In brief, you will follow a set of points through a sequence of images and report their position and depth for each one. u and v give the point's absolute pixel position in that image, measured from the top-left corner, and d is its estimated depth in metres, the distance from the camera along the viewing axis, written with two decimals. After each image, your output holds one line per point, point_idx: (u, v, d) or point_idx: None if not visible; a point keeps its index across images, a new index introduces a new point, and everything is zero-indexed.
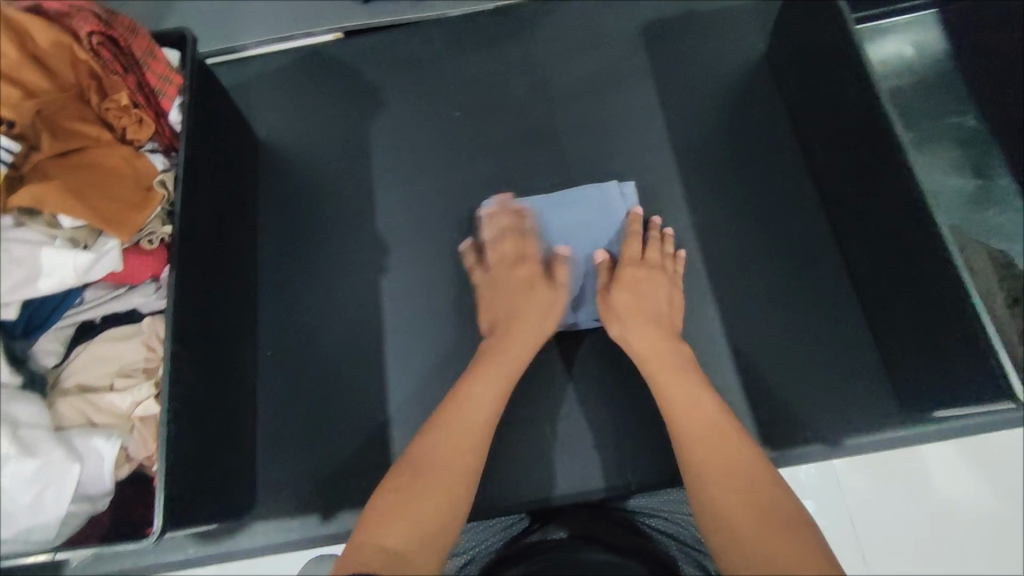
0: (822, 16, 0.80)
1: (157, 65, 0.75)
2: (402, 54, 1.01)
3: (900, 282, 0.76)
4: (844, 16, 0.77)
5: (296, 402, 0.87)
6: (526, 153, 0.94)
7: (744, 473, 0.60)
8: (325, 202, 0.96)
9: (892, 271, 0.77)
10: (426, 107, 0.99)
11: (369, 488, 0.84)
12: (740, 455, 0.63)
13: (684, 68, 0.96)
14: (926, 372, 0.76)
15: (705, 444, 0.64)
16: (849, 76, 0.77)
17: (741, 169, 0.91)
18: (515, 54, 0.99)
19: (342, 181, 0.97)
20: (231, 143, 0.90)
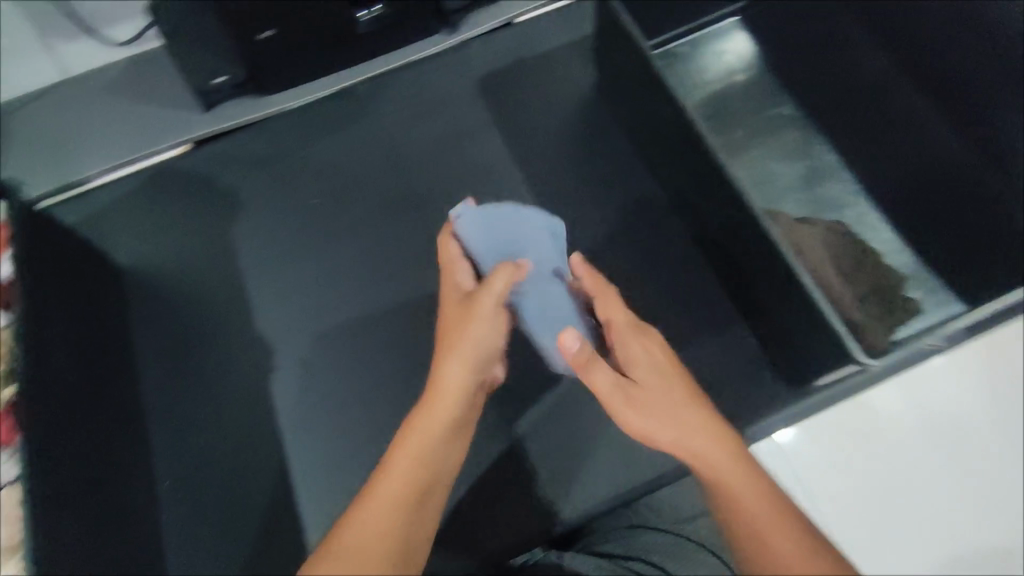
0: (626, 46, 0.86)
1: None
2: (255, 155, 1.03)
3: (751, 274, 0.84)
4: (640, 43, 0.82)
5: (206, 525, 0.84)
6: (393, 224, 0.98)
7: (747, 490, 0.57)
8: (202, 315, 0.95)
9: (743, 264, 0.85)
10: (288, 200, 1.01)
11: None
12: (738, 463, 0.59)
13: (524, 113, 1.02)
14: (795, 347, 0.83)
15: (701, 464, 0.60)
16: (659, 96, 0.83)
17: (594, 195, 0.97)
18: (364, 134, 1.03)
19: (217, 290, 0.96)
20: (83, 280, 0.87)
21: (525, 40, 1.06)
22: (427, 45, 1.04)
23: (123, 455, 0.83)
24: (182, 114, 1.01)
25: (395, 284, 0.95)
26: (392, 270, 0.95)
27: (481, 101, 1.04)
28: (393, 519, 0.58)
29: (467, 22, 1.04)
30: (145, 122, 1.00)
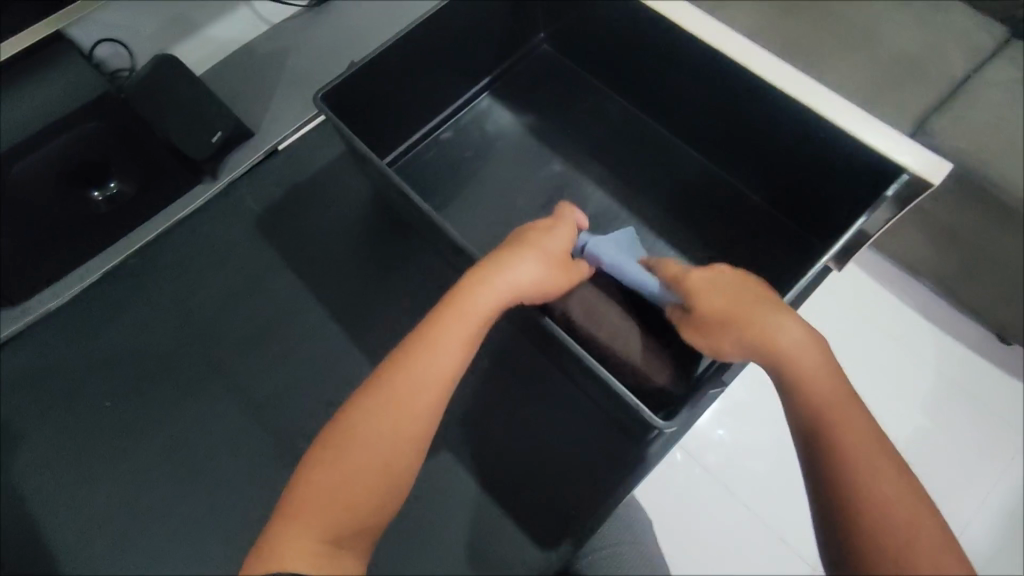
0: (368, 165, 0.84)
1: None
2: (18, 374, 0.91)
3: (555, 357, 0.84)
4: (373, 161, 0.77)
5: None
6: (200, 402, 0.89)
7: (846, 425, 0.48)
8: None
9: (547, 351, 0.84)
10: (70, 413, 0.89)
11: None
12: (829, 371, 0.53)
13: (308, 241, 0.98)
14: (620, 412, 0.83)
15: (795, 356, 0.54)
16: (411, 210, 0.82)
17: (401, 304, 0.94)
18: (142, 312, 0.94)
19: (11, 544, 0.83)
20: None
21: (294, 162, 1.03)
22: (192, 197, 0.99)
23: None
24: None
25: (217, 466, 0.86)
26: (211, 452, 0.87)
27: (263, 238, 0.98)
28: (374, 464, 0.54)
29: (226, 161, 1.00)
30: None
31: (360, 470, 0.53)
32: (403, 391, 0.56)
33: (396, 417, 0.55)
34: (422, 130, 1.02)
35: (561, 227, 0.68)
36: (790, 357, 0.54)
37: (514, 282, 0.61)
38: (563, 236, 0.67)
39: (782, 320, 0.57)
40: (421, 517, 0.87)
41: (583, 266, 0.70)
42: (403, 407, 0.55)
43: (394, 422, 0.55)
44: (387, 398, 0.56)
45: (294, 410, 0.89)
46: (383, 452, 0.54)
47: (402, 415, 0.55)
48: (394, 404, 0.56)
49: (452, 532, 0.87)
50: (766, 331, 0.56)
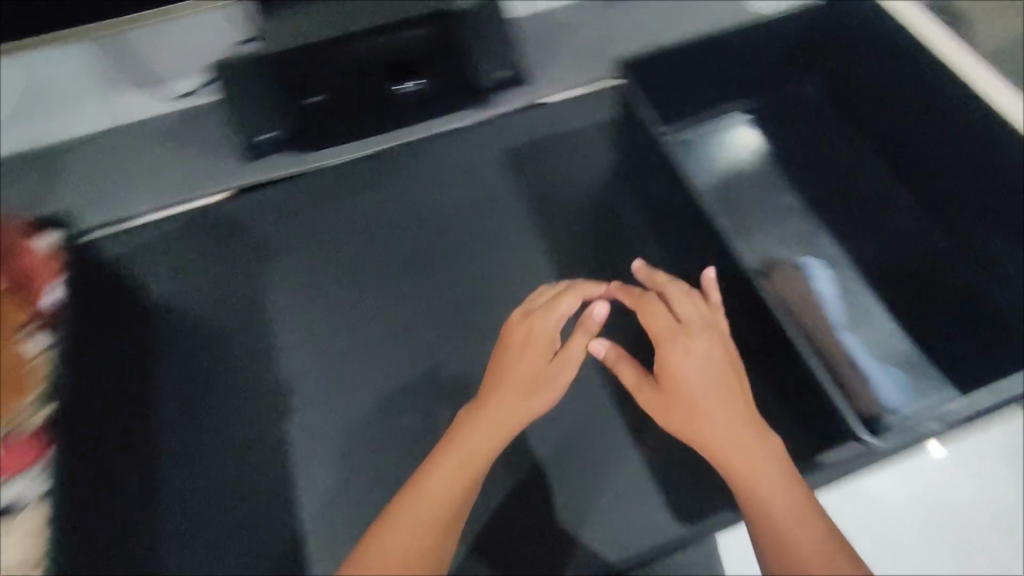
0: None
1: (37, 265, 0.95)
2: (289, 203, 1.07)
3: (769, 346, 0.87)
4: None
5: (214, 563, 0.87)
6: (416, 281, 1.03)
7: (803, 534, 0.63)
8: (225, 353, 0.98)
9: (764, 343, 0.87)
10: (318, 248, 1.05)
11: None
12: (765, 456, 0.69)
13: (546, 188, 1.09)
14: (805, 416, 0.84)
15: (720, 454, 0.69)
16: None
17: (609, 268, 1.02)
18: (396, 193, 1.09)
19: (241, 331, 0.99)
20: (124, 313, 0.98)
21: (556, 116, 1.13)
22: (461, 116, 1.10)
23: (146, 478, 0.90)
24: (225, 164, 1.07)
25: (413, 337, 0.98)
26: (412, 324, 0.99)
27: (510, 172, 1.10)
28: (415, 538, 0.67)
29: (506, 96, 1.11)
30: (195, 172, 1.06)
31: (407, 534, 0.67)
32: (423, 501, 0.69)
33: (434, 505, 0.69)
34: (695, 121, 1.09)
35: (562, 303, 0.83)
36: (726, 456, 0.69)
37: (512, 404, 0.75)
38: (541, 338, 0.81)
39: (761, 446, 0.69)
40: (567, 456, 0.92)
41: (567, 367, 0.79)
42: (412, 503, 0.69)
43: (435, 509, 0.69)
44: (428, 489, 0.70)
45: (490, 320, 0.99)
46: (421, 522, 0.68)
47: (437, 499, 0.70)
48: (425, 496, 0.70)
49: (593, 482, 0.90)
50: (707, 436, 0.70)
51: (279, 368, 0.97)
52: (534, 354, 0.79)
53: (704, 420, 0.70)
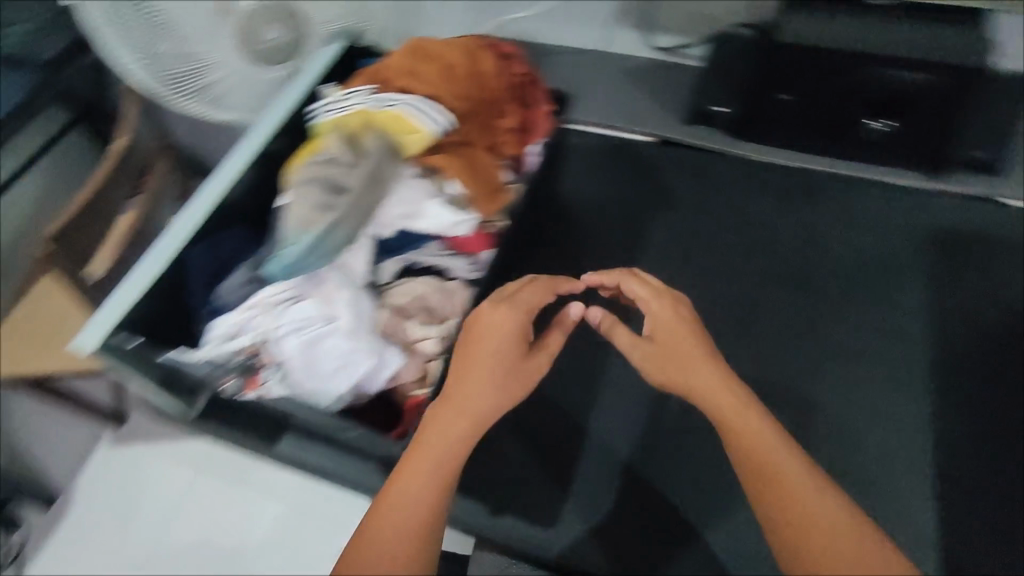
0: None
1: (540, 110, 0.94)
2: (703, 170, 1.15)
3: None
4: None
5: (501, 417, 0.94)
6: (780, 295, 1.04)
7: None
8: (591, 255, 1.08)
9: None
10: (708, 218, 1.11)
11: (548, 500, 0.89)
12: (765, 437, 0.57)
13: (953, 285, 1.02)
14: None
15: (755, 447, 0.57)
16: None
17: (977, 393, 0.94)
18: (800, 210, 1.10)
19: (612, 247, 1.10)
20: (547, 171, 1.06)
21: (1003, 222, 1.04)
22: (897, 174, 1.09)
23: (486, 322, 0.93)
24: (667, 117, 1.19)
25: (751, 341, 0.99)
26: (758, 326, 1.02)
27: (923, 248, 1.05)
28: (428, 493, 0.54)
29: (957, 177, 1.07)
30: (641, 111, 1.20)
31: (418, 501, 0.53)
32: (416, 480, 0.55)
33: (433, 499, 0.54)
34: None
35: (484, 313, 0.66)
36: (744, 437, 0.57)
37: (473, 408, 0.60)
38: (484, 325, 0.65)
39: (806, 491, 0.54)
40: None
41: (544, 359, 0.66)
42: (437, 453, 0.57)
43: (404, 516, 0.52)
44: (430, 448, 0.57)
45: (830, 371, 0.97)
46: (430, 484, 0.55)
47: (437, 493, 0.54)
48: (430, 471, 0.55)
49: None
50: (697, 396, 0.62)
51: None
52: (490, 339, 0.64)
53: (666, 370, 0.64)
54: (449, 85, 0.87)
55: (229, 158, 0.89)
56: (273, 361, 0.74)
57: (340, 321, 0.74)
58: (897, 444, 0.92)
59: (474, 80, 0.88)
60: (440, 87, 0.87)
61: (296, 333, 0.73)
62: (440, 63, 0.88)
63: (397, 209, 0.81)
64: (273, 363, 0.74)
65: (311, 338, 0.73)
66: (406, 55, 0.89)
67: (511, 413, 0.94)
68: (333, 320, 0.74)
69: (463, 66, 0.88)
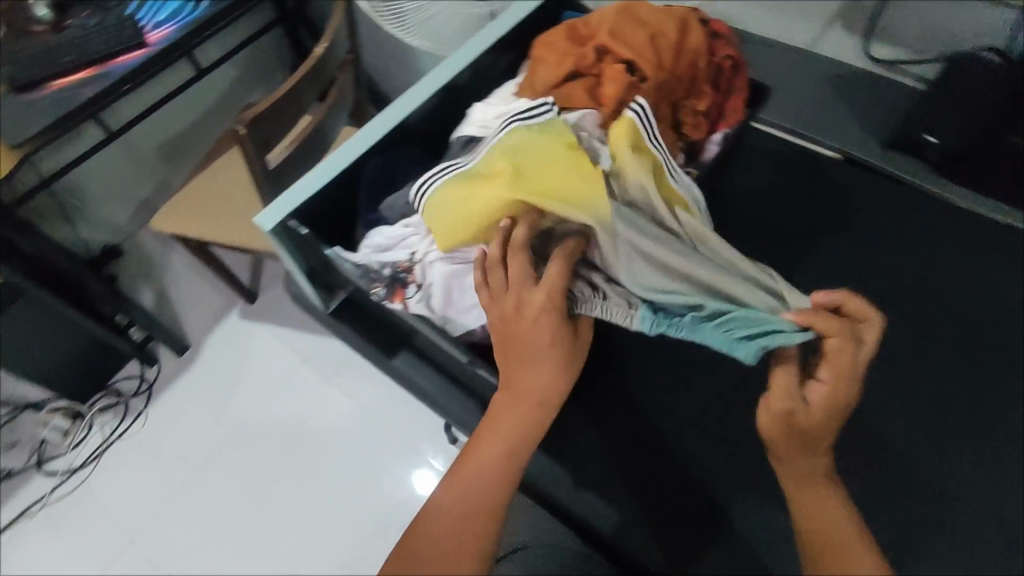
0: None
1: (735, 101, 0.89)
2: (886, 202, 1.06)
3: None
4: None
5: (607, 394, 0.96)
6: (938, 353, 0.96)
7: None
8: (739, 259, 1.04)
9: None
10: (879, 253, 1.02)
11: (631, 482, 0.92)
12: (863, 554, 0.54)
13: None
14: None
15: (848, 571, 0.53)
16: None
17: None
18: (985, 272, 1.00)
19: (763, 256, 1.04)
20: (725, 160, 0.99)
21: None
22: None
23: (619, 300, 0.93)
24: (865, 134, 1.10)
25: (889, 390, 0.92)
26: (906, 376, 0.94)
27: None
28: (477, 486, 0.60)
29: None
30: (833, 120, 1.11)
31: (476, 485, 0.60)
32: (483, 466, 0.61)
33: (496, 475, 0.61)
34: None
35: (513, 267, 0.65)
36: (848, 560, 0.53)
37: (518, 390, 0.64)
38: (513, 284, 0.64)
39: (823, 514, 0.57)
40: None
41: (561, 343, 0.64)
42: (486, 457, 0.62)
43: (471, 494, 0.59)
44: (485, 449, 0.63)
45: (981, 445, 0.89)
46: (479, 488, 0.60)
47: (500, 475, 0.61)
48: (476, 471, 0.61)
49: None
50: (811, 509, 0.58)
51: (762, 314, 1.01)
52: (552, 323, 0.63)
53: (785, 460, 0.60)
54: (650, 50, 0.83)
55: (421, 82, 0.93)
56: (420, 281, 0.76)
57: None
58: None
59: (675, 52, 0.84)
60: (641, 51, 0.83)
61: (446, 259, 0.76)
62: (647, 29, 0.85)
63: None
64: (417, 283, 0.76)
65: (460, 268, 0.75)
66: (614, 14, 0.87)
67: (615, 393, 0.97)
68: None
69: (670, 35, 0.84)
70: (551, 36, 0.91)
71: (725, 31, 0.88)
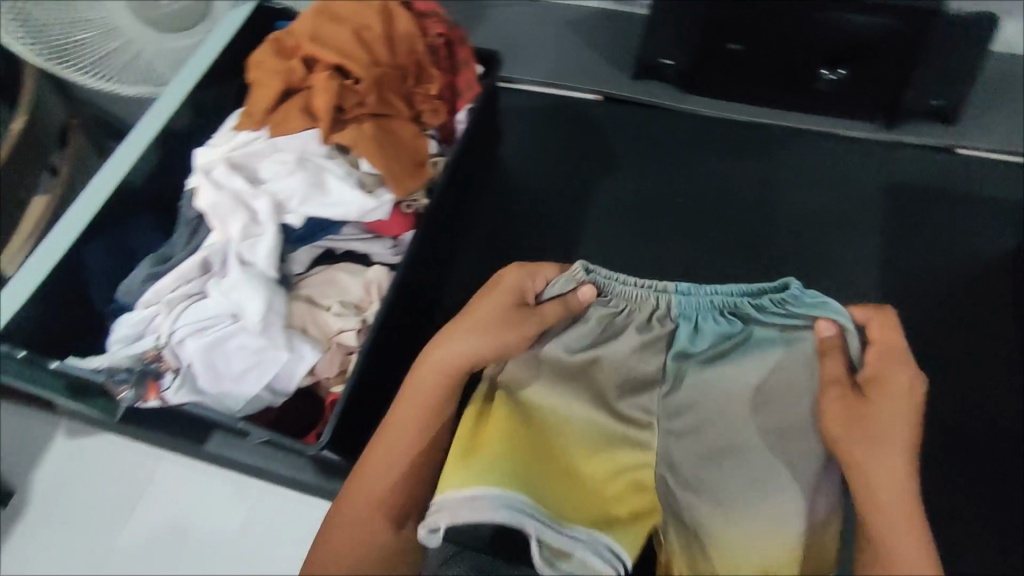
0: None
1: (467, 73, 0.87)
2: (649, 129, 1.09)
3: None
4: None
5: None
6: (733, 254, 0.98)
7: None
8: (534, 223, 1.02)
9: None
10: (656, 179, 1.05)
11: None
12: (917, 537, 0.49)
13: (917, 236, 0.96)
14: None
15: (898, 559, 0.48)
16: None
17: (942, 348, 0.89)
18: (751, 166, 1.04)
19: (556, 214, 1.03)
20: (486, 132, 0.97)
21: (961, 171, 1.00)
22: (855, 125, 1.04)
23: (422, 310, 0.88)
24: (613, 72, 1.12)
25: None
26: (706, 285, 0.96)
27: (881, 200, 0.99)
28: (405, 465, 0.56)
29: (913, 123, 1.02)
30: (584, 64, 1.13)
31: (405, 452, 0.56)
32: (415, 423, 0.57)
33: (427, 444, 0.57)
34: None
35: (507, 277, 0.62)
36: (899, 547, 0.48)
37: (477, 332, 0.58)
38: (490, 299, 0.60)
39: (883, 485, 0.50)
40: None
41: (530, 325, 0.59)
42: (405, 438, 0.56)
43: (396, 463, 0.56)
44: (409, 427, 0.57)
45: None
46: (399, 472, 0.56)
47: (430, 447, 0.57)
48: (392, 455, 0.56)
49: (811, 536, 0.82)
50: (871, 468, 0.50)
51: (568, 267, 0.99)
52: (496, 297, 0.60)
53: (873, 444, 0.51)
54: (356, 49, 0.78)
55: (126, 138, 0.80)
56: (176, 367, 0.68)
57: (256, 322, 0.68)
58: None
59: (383, 42, 0.80)
60: (347, 51, 0.78)
61: (196, 334, 0.68)
62: (349, 25, 0.79)
63: (309, 192, 0.71)
64: (174, 370, 0.68)
65: (213, 338, 0.68)
66: (310, 16, 0.80)
67: None
68: (238, 317, 0.69)
69: (375, 26, 0.80)
70: (258, 56, 0.83)
71: (432, 8, 0.85)
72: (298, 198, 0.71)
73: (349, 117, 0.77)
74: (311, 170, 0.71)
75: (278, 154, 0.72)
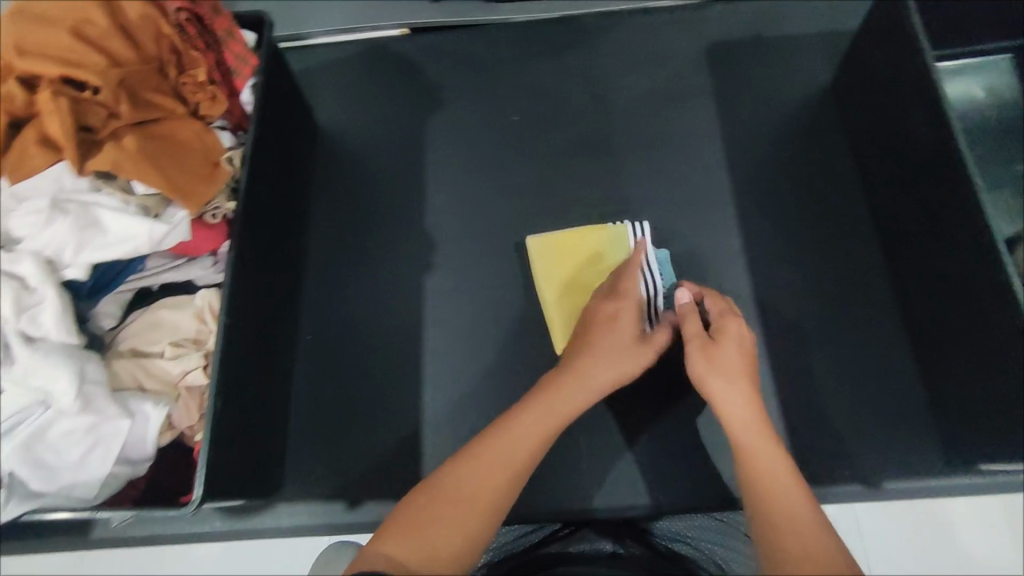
0: (896, 49, 0.80)
1: (236, 45, 0.75)
2: (466, 54, 1.01)
3: (947, 333, 0.76)
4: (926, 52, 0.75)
5: (331, 405, 0.83)
6: (582, 159, 0.94)
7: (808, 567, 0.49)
8: (375, 188, 0.93)
9: (944, 322, 0.77)
10: (487, 103, 0.98)
11: (397, 470, 0.80)
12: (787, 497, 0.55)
13: (744, 94, 0.97)
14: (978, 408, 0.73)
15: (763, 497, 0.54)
16: (923, 108, 0.76)
17: (793, 196, 0.91)
18: (575, 65, 1.00)
19: (394, 170, 0.94)
20: (291, 105, 0.87)
21: (773, 18, 1.00)
22: None
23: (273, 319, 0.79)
24: None
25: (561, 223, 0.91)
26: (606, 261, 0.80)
27: (705, 68, 0.98)
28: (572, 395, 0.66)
29: None
30: None
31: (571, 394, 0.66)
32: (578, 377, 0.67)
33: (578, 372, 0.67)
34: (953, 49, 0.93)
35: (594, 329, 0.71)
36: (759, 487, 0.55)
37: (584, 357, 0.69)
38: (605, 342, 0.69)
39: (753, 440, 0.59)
40: None
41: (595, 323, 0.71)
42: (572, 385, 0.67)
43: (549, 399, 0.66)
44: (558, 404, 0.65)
45: (659, 224, 0.90)
46: (565, 414, 0.65)
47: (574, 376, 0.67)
48: (544, 397, 0.66)
49: None
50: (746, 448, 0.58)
51: (423, 221, 0.91)
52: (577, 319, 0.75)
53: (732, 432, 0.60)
54: (86, 52, 0.64)
55: None
56: None
57: (74, 403, 0.58)
58: (724, 275, 0.87)
59: (115, 37, 0.66)
60: (72, 60, 0.64)
61: (6, 436, 0.58)
62: (64, 23, 0.64)
63: (81, 237, 0.61)
64: None
65: (30, 433, 0.59)
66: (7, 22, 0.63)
67: (338, 398, 0.83)
68: (49, 403, 0.59)
69: (100, 20, 0.65)
70: None
71: None
72: (70, 248, 0.60)
73: (105, 136, 0.65)
74: (73, 212, 0.61)
75: (28, 206, 0.61)
